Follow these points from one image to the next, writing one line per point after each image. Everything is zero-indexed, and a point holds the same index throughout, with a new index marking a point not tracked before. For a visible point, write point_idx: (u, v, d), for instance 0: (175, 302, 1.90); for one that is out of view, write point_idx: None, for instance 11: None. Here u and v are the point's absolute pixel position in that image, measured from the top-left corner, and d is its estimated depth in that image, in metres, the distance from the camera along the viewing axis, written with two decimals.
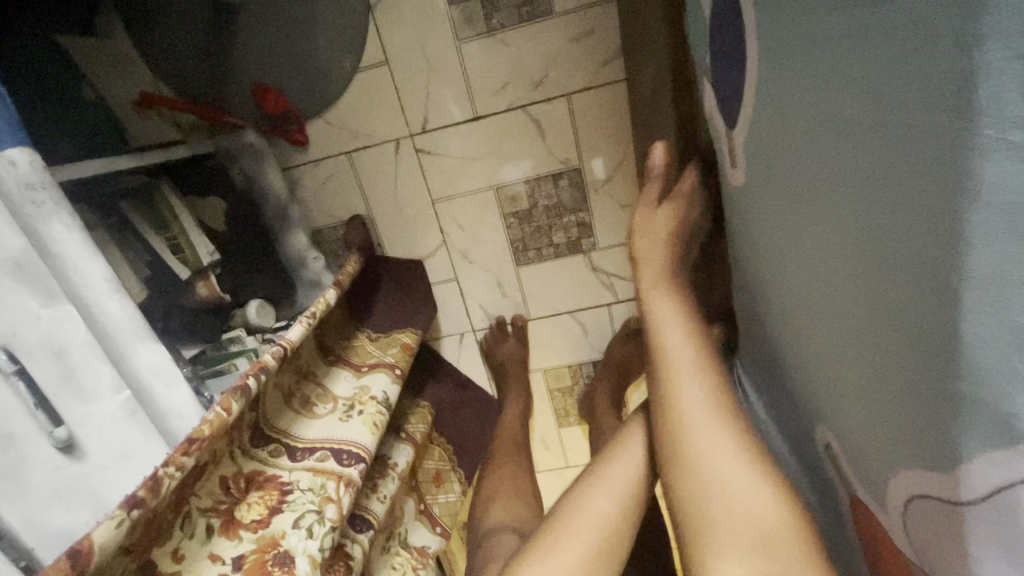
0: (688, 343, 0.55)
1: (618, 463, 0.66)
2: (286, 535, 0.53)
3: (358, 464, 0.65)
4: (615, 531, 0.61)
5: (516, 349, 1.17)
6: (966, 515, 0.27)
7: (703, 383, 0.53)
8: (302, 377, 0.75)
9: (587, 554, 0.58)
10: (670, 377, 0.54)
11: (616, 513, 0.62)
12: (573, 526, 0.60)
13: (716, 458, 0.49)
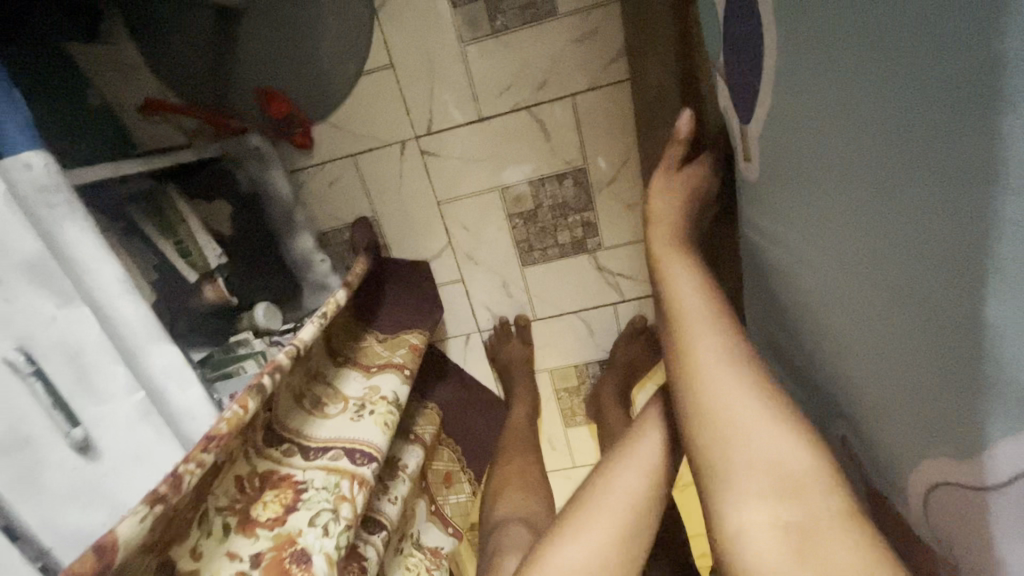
0: (702, 300, 0.56)
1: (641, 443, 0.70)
2: (302, 533, 0.53)
3: (370, 463, 0.66)
4: (633, 512, 0.65)
5: (520, 350, 1.17)
6: (986, 499, 0.28)
7: (716, 336, 0.53)
8: (312, 378, 0.76)
9: (605, 536, 0.63)
10: (685, 334, 0.55)
11: (636, 494, 0.66)
12: (594, 510, 0.65)
13: (733, 405, 0.50)
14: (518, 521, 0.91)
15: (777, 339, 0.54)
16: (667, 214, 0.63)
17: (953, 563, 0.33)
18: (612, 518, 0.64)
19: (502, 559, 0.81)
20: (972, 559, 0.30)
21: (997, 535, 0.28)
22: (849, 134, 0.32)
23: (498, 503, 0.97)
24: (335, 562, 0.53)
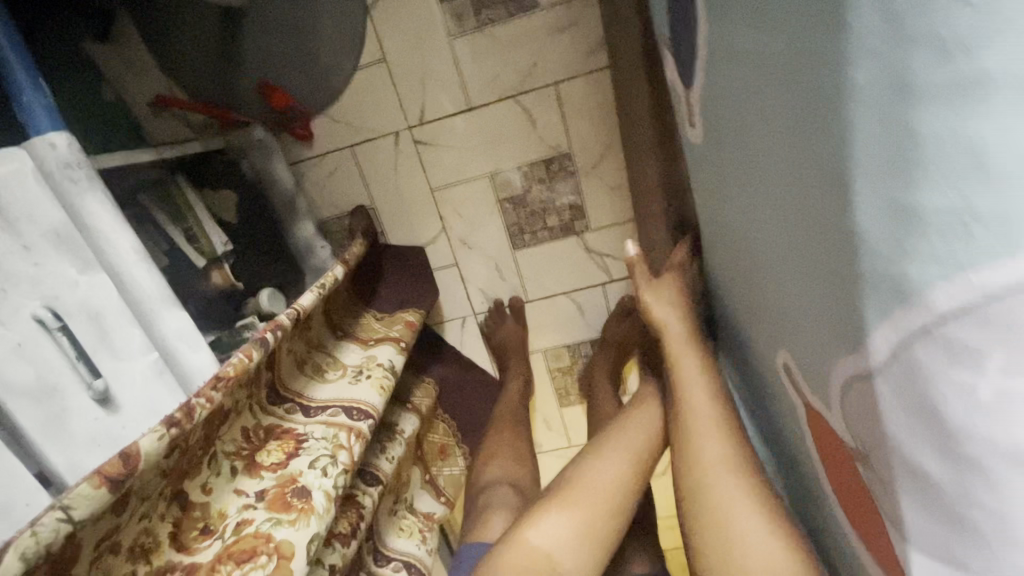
0: (709, 404, 0.67)
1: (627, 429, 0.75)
2: (303, 473, 0.58)
3: (367, 419, 0.71)
4: (617, 488, 0.70)
5: (515, 331, 1.22)
6: (877, 383, 0.33)
7: (718, 440, 0.64)
8: (313, 347, 0.81)
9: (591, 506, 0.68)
10: (695, 435, 0.65)
11: (622, 474, 0.71)
12: (587, 482, 0.69)
13: (729, 496, 0.60)
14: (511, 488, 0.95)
15: (734, 295, 0.59)
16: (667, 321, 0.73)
17: (866, 457, 0.37)
18: (601, 491, 0.69)
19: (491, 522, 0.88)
20: (878, 444, 0.35)
21: (887, 419, 0.33)
22: (768, 92, 0.38)
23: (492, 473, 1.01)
24: (333, 497, 0.57)
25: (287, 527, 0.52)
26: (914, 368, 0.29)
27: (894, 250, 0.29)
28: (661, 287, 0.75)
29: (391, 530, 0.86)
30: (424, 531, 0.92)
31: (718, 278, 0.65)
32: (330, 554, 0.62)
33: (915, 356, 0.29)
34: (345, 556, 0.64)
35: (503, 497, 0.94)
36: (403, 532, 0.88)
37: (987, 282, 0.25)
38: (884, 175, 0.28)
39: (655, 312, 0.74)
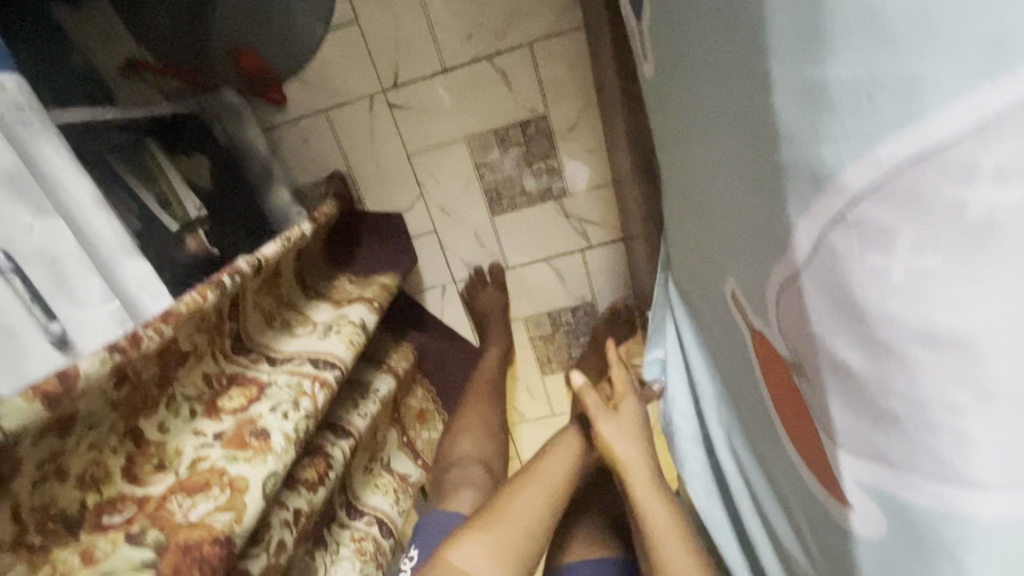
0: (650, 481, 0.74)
1: (543, 470, 0.81)
2: (263, 417, 0.58)
3: (333, 370, 0.71)
4: (532, 521, 0.76)
5: (496, 297, 1.22)
6: (803, 280, 0.33)
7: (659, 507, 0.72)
8: (282, 305, 0.81)
9: (508, 537, 0.73)
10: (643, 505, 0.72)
11: (537, 512, 0.77)
12: (504, 517, 0.75)
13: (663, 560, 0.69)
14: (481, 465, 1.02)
15: (682, 236, 0.60)
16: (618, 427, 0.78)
17: (800, 368, 0.37)
18: (517, 524, 0.75)
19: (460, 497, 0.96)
20: (808, 348, 0.35)
21: (815, 323, 0.33)
22: (707, 20, 0.39)
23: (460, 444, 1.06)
24: (293, 440, 0.57)
25: (241, 463, 0.52)
26: (831, 254, 0.30)
27: (809, 131, 0.30)
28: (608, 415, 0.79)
29: (365, 487, 0.87)
30: (399, 492, 0.92)
31: (671, 243, 0.66)
32: (294, 497, 0.62)
33: (832, 241, 0.30)
34: (312, 501, 0.64)
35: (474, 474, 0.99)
36: (378, 489, 0.89)
37: (892, 156, 0.25)
38: (800, 55, 0.29)
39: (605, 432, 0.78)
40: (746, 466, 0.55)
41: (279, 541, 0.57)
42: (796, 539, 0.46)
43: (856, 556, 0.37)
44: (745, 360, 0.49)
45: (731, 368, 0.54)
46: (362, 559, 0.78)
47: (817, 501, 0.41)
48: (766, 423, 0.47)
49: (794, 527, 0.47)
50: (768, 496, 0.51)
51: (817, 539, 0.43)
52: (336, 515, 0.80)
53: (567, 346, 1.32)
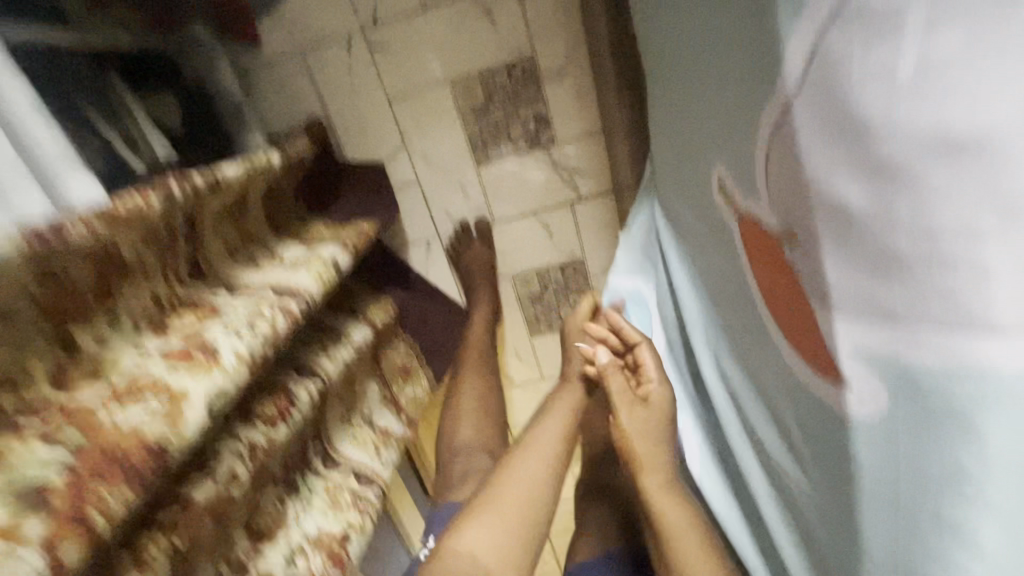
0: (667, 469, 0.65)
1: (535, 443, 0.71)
2: (214, 335, 0.54)
3: (298, 299, 0.66)
4: (536, 495, 0.67)
5: (482, 253, 1.19)
6: (797, 111, 0.30)
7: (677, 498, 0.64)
8: (248, 240, 0.76)
9: (512, 514, 0.65)
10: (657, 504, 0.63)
11: (533, 494, 0.67)
12: (502, 496, 0.66)
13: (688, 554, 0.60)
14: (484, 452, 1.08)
15: (670, 142, 0.57)
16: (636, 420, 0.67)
17: (789, 229, 0.34)
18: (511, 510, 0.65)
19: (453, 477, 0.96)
20: (799, 197, 0.32)
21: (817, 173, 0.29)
22: None
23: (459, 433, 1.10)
24: (247, 362, 0.53)
25: (186, 376, 0.47)
26: (830, 63, 0.27)
27: None
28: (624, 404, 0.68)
29: (343, 436, 0.79)
30: (382, 446, 0.83)
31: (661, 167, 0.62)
32: (248, 430, 0.56)
33: (831, 44, 0.26)
34: (271, 437, 0.58)
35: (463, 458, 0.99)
36: (357, 442, 0.80)
37: None
38: None
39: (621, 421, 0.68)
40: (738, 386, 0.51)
41: (230, 471, 0.52)
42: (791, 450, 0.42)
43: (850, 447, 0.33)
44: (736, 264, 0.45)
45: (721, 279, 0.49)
46: (338, 511, 0.70)
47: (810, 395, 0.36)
48: (759, 325, 0.43)
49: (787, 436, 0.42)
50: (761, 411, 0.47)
51: (810, 440, 0.38)
52: (311, 464, 0.72)
53: (556, 307, 1.28)
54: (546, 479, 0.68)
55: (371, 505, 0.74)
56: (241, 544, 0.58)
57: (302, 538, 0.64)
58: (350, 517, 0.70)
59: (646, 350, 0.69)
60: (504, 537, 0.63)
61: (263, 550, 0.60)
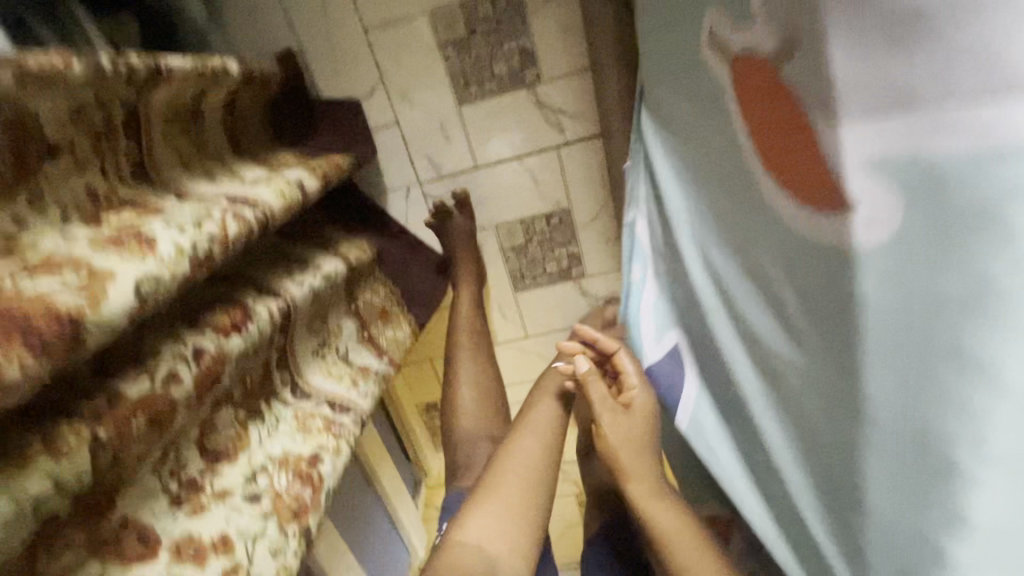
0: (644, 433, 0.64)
1: (530, 424, 0.73)
2: (151, 228, 0.49)
3: (253, 208, 0.61)
4: (533, 478, 0.68)
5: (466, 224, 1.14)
6: None
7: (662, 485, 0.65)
8: (204, 156, 0.70)
9: (517, 494, 0.66)
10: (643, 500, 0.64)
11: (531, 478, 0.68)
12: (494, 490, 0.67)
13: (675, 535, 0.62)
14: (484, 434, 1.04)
15: (665, 28, 0.55)
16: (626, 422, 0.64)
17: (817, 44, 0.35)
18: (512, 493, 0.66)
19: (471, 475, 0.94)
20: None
21: (846, 47, 0.33)
22: None
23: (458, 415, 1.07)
24: (188, 256, 0.48)
25: (112, 258, 0.42)
26: None
27: None
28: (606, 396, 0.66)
29: (315, 368, 0.74)
30: (358, 380, 0.79)
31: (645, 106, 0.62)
32: (194, 335, 0.52)
33: None
34: (221, 346, 0.53)
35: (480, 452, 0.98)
36: (332, 377, 0.75)
37: None
38: None
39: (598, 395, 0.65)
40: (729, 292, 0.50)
41: (170, 371, 0.47)
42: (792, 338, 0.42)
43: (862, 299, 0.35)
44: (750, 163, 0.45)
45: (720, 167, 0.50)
46: (308, 433, 0.65)
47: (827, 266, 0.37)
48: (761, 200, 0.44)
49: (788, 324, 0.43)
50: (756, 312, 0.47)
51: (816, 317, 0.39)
52: (279, 393, 0.67)
53: (541, 260, 1.23)
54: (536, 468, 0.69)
55: (349, 430, 0.70)
56: (194, 458, 0.53)
57: (265, 459, 0.59)
58: (324, 440, 0.65)
59: (624, 358, 0.67)
60: (511, 519, 0.65)
61: (219, 469, 0.55)
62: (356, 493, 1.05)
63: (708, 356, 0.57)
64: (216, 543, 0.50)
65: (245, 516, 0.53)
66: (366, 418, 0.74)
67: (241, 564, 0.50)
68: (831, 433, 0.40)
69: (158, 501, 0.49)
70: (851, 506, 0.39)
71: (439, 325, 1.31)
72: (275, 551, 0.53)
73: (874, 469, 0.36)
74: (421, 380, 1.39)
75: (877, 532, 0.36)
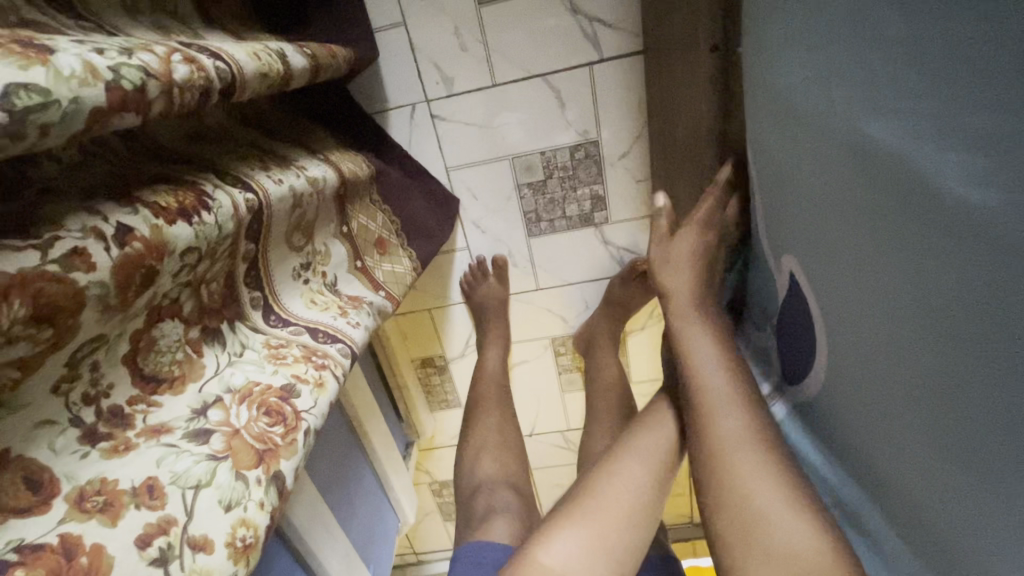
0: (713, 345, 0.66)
1: (633, 445, 0.67)
2: (54, 41, 0.34)
3: (212, 58, 0.45)
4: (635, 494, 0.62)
5: (495, 289, 1.14)
6: None
7: (737, 412, 0.60)
8: (160, 10, 0.56)
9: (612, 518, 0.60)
10: (710, 412, 0.61)
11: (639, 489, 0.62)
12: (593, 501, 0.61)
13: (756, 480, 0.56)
14: (506, 486, 0.98)
15: None
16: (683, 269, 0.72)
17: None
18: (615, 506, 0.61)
19: (493, 522, 0.89)
20: None
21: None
22: None
23: (480, 447, 1.03)
24: (104, 81, 0.34)
25: None
26: None
27: None
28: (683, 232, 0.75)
29: (293, 294, 0.60)
30: (348, 310, 0.65)
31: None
32: (122, 211, 0.38)
33: None
34: (161, 231, 0.39)
35: (504, 498, 0.94)
36: (315, 306, 0.61)
37: None
38: None
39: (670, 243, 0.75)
40: (847, 206, 0.43)
41: (76, 248, 0.34)
42: (888, 269, 0.39)
43: (966, 225, 0.31)
44: (849, 63, 0.40)
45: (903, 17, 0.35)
46: (280, 362, 0.51)
47: (930, 181, 0.33)
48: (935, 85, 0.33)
49: (915, 244, 0.35)
50: (856, 240, 0.43)
51: (901, 248, 0.37)
52: (245, 315, 0.53)
53: (561, 200, 1.07)
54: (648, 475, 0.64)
55: (335, 362, 0.56)
56: (120, 381, 0.40)
57: (221, 390, 0.45)
58: (302, 369, 0.51)
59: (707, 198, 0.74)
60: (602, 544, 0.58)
61: (157, 399, 0.41)
62: (341, 448, 0.93)
63: (819, 279, 0.51)
64: (139, 491, 0.36)
65: (186, 458, 0.39)
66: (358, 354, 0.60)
67: (177, 518, 0.37)
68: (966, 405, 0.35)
69: (62, 432, 0.35)
70: (985, 466, 0.35)
71: (440, 272, 1.17)
72: (228, 503, 0.40)
73: (995, 414, 0.33)
74: (417, 332, 1.25)
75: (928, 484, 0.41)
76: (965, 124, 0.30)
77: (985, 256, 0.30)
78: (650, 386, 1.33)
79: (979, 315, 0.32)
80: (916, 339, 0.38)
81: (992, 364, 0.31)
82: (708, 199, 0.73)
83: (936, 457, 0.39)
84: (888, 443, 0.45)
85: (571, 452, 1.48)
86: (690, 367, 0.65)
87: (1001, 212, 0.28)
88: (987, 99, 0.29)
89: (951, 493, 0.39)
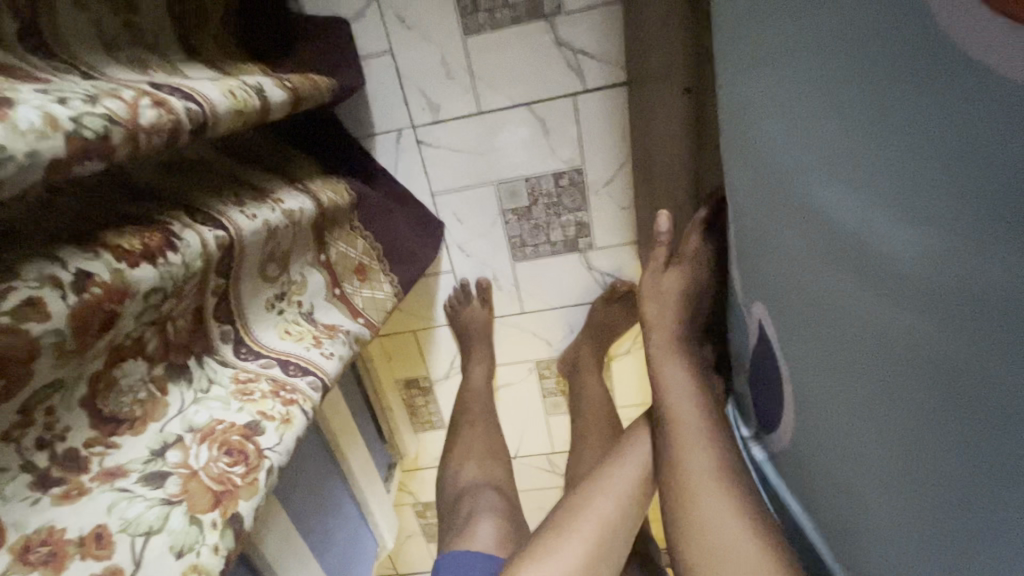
0: (684, 381, 0.69)
1: (608, 484, 0.71)
2: (17, 91, 0.34)
3: (185, 100, 0.46)
4: (606, 535, 0.67)
5: (479, 313, 1.14)
6: None
7: (710, 448, 0.63)
8: (139, 45, 0.56)
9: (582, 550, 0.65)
10: (682, 446, 0.64)
11: (608, 523, 0.68)
12: (564, 531, 0.67)
13: (724, 517, 0.58)
14: (489, 487, 0.98)
15: None
16: (666, 305, 0.76)
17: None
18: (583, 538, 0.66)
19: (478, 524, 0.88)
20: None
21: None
22: None
23: (465, 458, 1.03)
24: (64, 131, 0.34)
25: None
26: None
27: None
28: (670, 272, 0.78)
29: (266, 325, 0.60)
30: (322, 340, 0.65)
31: (723, 23, 0.53)
32: (83, 258, 0.38)
33: None
34: (123, 276, 0.39)
35: (489, 499, 0.94)
36: (288, 337, 0.61)
37: None
38: None
39: (664, 281, 0.78)
40: (801, 234, 0.44)
41: (30, 297, 0.34)
42: (833, 291, 0.41)
43: (941, 304, 0.31)
44: (805, 121, 0.40)
45: (855, 81, 0.35)
46: (246, 399, 0.51)
47: (883, 239, 0.35)
48: (876, 131, 0.34)
49: (866, 279, 0.37)
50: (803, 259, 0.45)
51: (848, 272, 0.39)
52: (214, 348, 0.53)
53: (545, 225, 1.07)
54: (618, 512, 0.69)
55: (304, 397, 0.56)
56: (77, 423, 0.39)
57: (183, 430, 0.45)
58: (268, 406, 0.51)
59: (696, 232, 0.78)
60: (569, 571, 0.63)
61: (115, 440, 0.41)
62: (318, 469, 0.92)
63: (785, 327, 0.51)
64: (87, 540, 0.36)
65: (138, 503, 0.40)
66: (331, 388, 0.60)
67: (124, 568, 0.37)
68: (931, 446, 0.36)
69: (13, 477, 0.35)
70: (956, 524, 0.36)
71: (426, 294, 1.17)
72: (179, 550, 0.40)
73: (979, 469, 0.32)
74: (402, 353, 1.25)
75: (878, 516, 0.44)
76: (931, 207, 0.31)
77: (959, 337, 0.31)
78: (636, 410, 1.32)
79: (956, 383, 0.32)
80: (888, 402, 0.38)
81: (951, 417, 0.33)
82: (695, 234, 0.77)
83: (888, 491, 0.41)
84: (841, 475, 0.47)
85: (557, 475, 1.47)
86: (667, 403, 0.68)
87: (957, 267, 0.30)
88: (951, 182, 0.29)
89: (908, 527, 0.40)
